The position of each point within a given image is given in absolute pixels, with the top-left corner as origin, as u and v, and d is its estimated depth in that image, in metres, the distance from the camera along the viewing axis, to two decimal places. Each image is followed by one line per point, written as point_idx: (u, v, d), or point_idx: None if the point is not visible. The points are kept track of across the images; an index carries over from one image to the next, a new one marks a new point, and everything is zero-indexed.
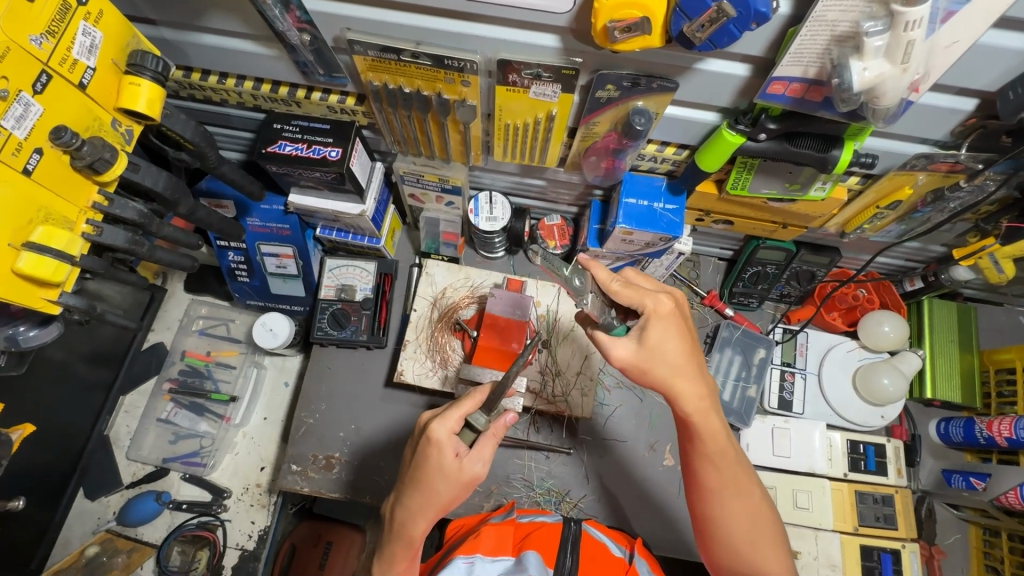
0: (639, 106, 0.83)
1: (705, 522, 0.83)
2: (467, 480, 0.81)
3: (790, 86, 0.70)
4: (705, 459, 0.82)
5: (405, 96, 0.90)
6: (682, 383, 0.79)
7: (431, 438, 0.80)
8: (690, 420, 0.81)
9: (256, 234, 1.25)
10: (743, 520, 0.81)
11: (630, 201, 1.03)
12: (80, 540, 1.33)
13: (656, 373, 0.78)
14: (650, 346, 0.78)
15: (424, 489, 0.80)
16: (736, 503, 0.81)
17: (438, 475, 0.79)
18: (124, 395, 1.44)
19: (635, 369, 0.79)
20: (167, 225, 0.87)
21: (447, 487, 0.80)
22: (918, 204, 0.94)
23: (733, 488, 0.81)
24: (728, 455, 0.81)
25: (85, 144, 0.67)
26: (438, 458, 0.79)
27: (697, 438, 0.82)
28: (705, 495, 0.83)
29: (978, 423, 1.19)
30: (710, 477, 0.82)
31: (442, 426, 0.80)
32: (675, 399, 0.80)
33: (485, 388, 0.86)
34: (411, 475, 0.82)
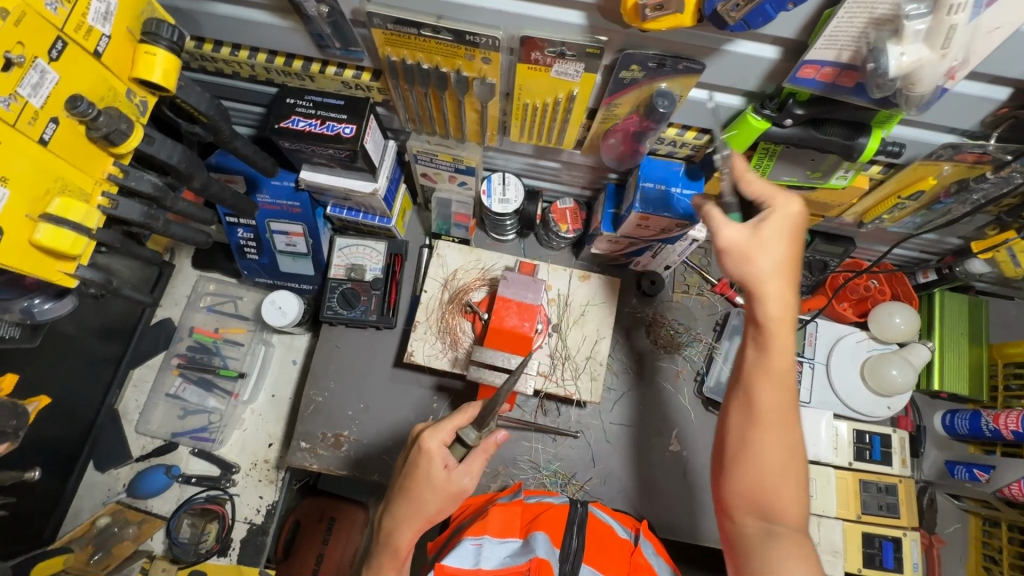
0: (663, 88, 0.81)
1: (734, 444, 0.78)
2: (455, 494, 0.83)
3: (821, 70, 0.69)
4: (764, 378, 0.78)
5: (423, 73, 0.88)
6: (771, 287, 0.77)
7: (423, 447, 0.83)
8: (765, 326, 0.78)
9: (266, 211, 1.24)
10: (778, 454, 0.75)
11: (647, 185, 1.01)
12: (91, 511, 1.35)
13: (755, 263, 0.77)
14: (761, 235, 0.77)
15: (413, 497, 0.82)
16: (779, 437, 0.76)
17: (427, 484, 0.82)
18: (132, 370, 1.45)
19: (737, 253, 0.78)
20: (180, 200, 0.86)
21: (437, 497, 0.82)
22: (940, 195, 0.92)
23: (779, 417, 0.76)
24: (781, 381, 0.77)
25: (101, 114, 0.66)
26: (428, 466, 0.82)
27: (765, 349, 0.78)
28: (749, 418, 0.77)
29: (984, 416, 1.20)
30: (763, 399, 0.77)
31: (435, 436, 0.84)
32: (759, 300, 0.78)
33: (474, 406, 0.88)
34: (401, 485, 0.84)
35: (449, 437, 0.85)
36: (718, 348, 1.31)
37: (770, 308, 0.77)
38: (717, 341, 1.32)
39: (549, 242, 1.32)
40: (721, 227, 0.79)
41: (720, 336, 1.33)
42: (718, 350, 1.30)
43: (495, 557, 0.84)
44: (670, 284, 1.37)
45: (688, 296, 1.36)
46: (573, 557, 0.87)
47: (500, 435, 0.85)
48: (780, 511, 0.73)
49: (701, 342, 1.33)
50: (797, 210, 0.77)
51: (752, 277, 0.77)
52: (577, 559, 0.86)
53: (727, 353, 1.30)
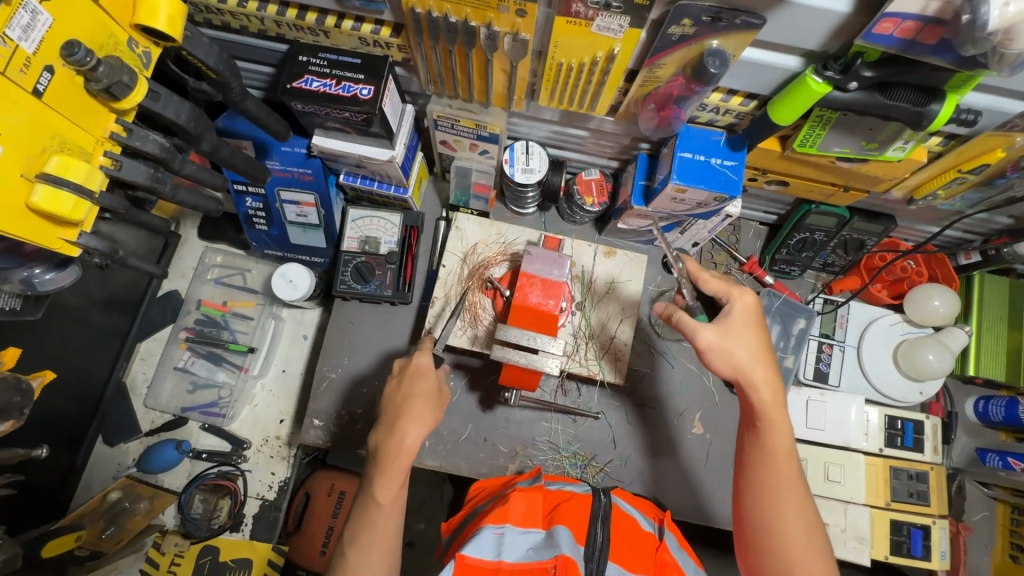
0: (714, 46, 0.74)
1: (757, 528, 0.83)
2: (443, 401, 0.94)
3: (901, 25, 0.61)
4: (768, 458, 0.84)
5: (449, 27, 0.81)
6: (760, 371, 0.84)
7: (418, 364, 0.93)
8: (759, 411, 0.85)
9: (276, 179, 1.18)
10: (800, 526, 0.81)
11: (685, 155, 0.95)
12: (101, 485, 1.33)
13: (738, 356, 0.83)
14: (731, 330, 0.84)
15: (416, 408, 0.89)
16: (796, 512, 0.81)
17: (423, 398, 0.90)
18: (139, 343, 1.41)
19: (719, 352, 0.84)
20: (188, 163, 0.80)
21: (434, 406, 0.91)
22: (1006, 169, 0.86)
23: (792, 492, 0.82)
24: (781, 460, 0.84)
25: (101, 64, 0.59)
26: (424, 379, 0.92)
27: (762, 431, 0.85)
28: (764, 499, 0.83)
29: (1022, 404, 1.16)
30: (771, 479, 0.83)
31: (426, 353, 0.95)
32: (747, 387, 0.84)
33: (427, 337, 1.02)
34: (398, 405, 0.91)
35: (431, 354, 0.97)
36: None
37: (759, 390, 0.84)
38: None
39: (572, 216, 1.26)
40: (695, 331, 0.85)
41: None
42: None
43: (517, 550, 0.81)
44: (697, 262, 1.31)
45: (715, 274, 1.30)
46: (598, 554, 0.83)
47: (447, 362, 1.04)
48: None
49: None
50: (753, 302, 0.86)
51: (738, 368, 0.84)
52: (602, 554, 0.83)
53: None
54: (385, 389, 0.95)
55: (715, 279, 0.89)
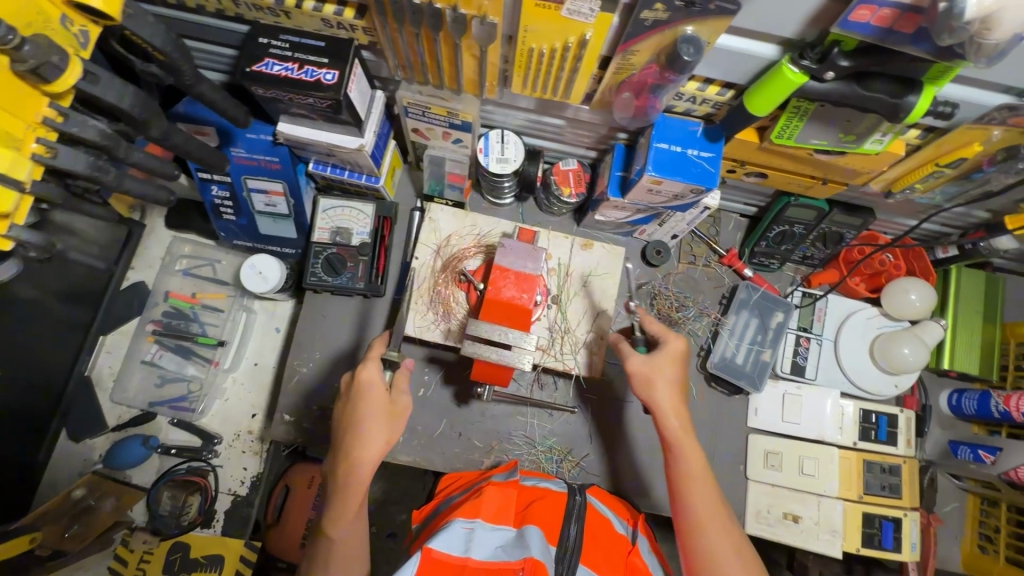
0: (689, 33, 0.71)
1: (696, 565, 0.81)
2: (402, 411, 0.89)
3: (878, 13, 0.59)
4: (691, 487, 0.86)
5: (414, 9, 0.77)
6: (675, 407, 0.90)
7: (362, 381, 0.86)
8: (673, 443, 0.89)
9: (242, 167, 1.13)
10: (732, 553, 0.81)
11: (661, 146, 0.92)
12: (67, 482, 1.29)
13: (657, 386, 0.91)
14: (656, 361, 0.92)
15: (365, 427, 0.85)
16: (725, 539, 0.82)
17: (374, 415, 0.85)
18: (104, 336, 1.36)
19: (642, 380, 0.91)
20: (137, 151, 0.75)
21: (387, 421, 0.86)
22: (983, 163, 0.85)
23: (716, 518, 0.84)
24: (699, 486, 0.86)
25: (28, 43, 0.54)
26: (370, 395, 0.86)
27: (679, 460, 0.89)
28: (693, 529, 0.83)
29: (994, 397, 1.16)
30: (696, 509, 0.84)
31: (371, 367, 0.87)
32: (659, 419, 0.90)
33: (385, 336, 0.94)
34: (347, 424, 0.86)
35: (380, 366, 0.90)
36: (724, 323, 1.23)
37: (673, 421, 0.90)
38: (723, 316, 1.25)
39: (550, 207, 1.23)
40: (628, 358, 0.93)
41: (726, 309, 1.25)
42: (725, 324, 1.23)
43: (486, 546, 0.79)
44: (676, 255, 1.29)
45: (694, 267, 1.29)
46: (569, 554, 0.81)
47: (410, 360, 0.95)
48: None
49: (706, 317, 1.26)
50: (683, 347, 0.94)
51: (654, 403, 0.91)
52: (574, 557, 0.81)
53: (733, 328, 1.23)
54: (337, 403, 0.90)
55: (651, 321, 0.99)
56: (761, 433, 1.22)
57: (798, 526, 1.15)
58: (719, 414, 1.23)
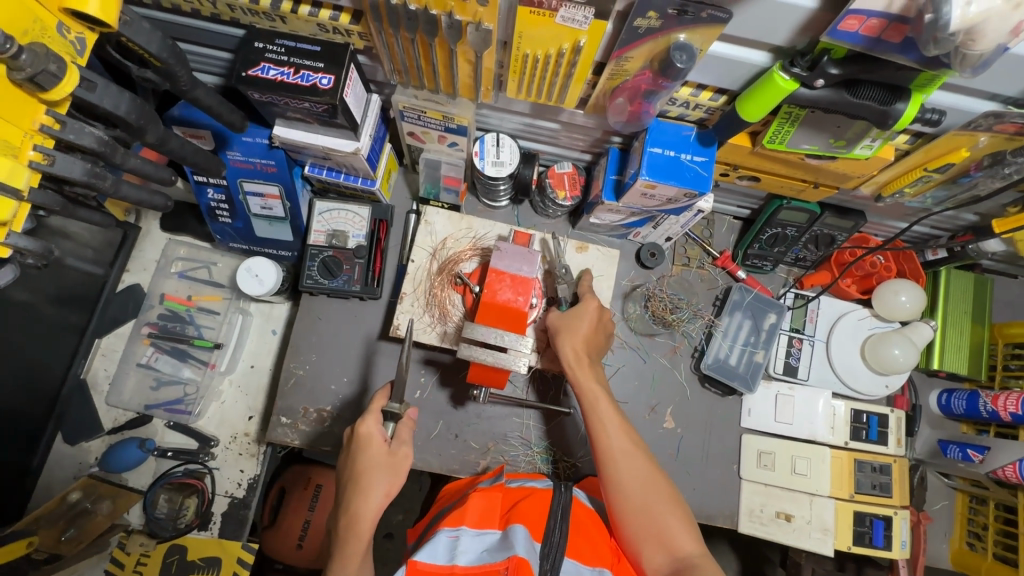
0: (681, 40, 0.72)
1: (613, 494, 0.91)
2: (403, 464, 0.87)
3: (866, 22, 0.60)
4: (598, 423, 0.95)
5: (409, 16, 0.78)
6: (577, 354, 0.98)
7: (361, 434, 0.86)
8: (579, 388, 0.98)
9: (237, 170, 1.13)
10: (637, 482, 0.91)
11: (655, 150, 0.93)
12: (62, 484, 1.29)
13: (563, 337, 0.99)
14: (567, 318, 1.00)
15: (364, 483, 0.84)
16: (633, 468, 0.91)
17: (374, 469, 0.84)
18: (100, 338, 1.36)
19: (552, 330, 1.00)
20: (133, 156, 0.76)
21: (387, 475, 0.85)
22: (970, 168, 0.86)
23: (623, 450, 0.93)
24: (605, 421, 0.95)
25: (25, 52, 0.55)
26: (370, 449, 0.85)
27: (585, 402, 0.97)
28: (604, 462, 0.93)
29: (982, 397, 1.18)
30: (602, 443, 0.94)
31: (369, 421, 0.87)
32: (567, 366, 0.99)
33: (386, 387, 0.93)
34: (348, 479, 0.85)
35: (380, 418, 0.89)
36: (718, 324, 1.24)
37: (578, 366, 0.98)
38: (717, 317, 1.26)
39: (545, 210, 1.24)
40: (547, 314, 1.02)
41: (719, 311, 1.27)
42: (719, 326, 1.24)
43: (471, 552, 0.79)
44: (670, 257, 1.31)
45: (688, 269, 1.30)
46: (553, 551, 0.81)
47: (411, 410, 0.95)
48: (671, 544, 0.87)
49: (700, 319, 1.27)
50: (597, 307, 1.02)
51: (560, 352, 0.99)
52: (557, 550, 0.81)
53: (726, 330, 1.24)
54: (339, 462, 0.90)
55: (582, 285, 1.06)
56: (755, 433, 1.23)
57: (791, 525, 1.16)
58: (713, 415, 1.24)
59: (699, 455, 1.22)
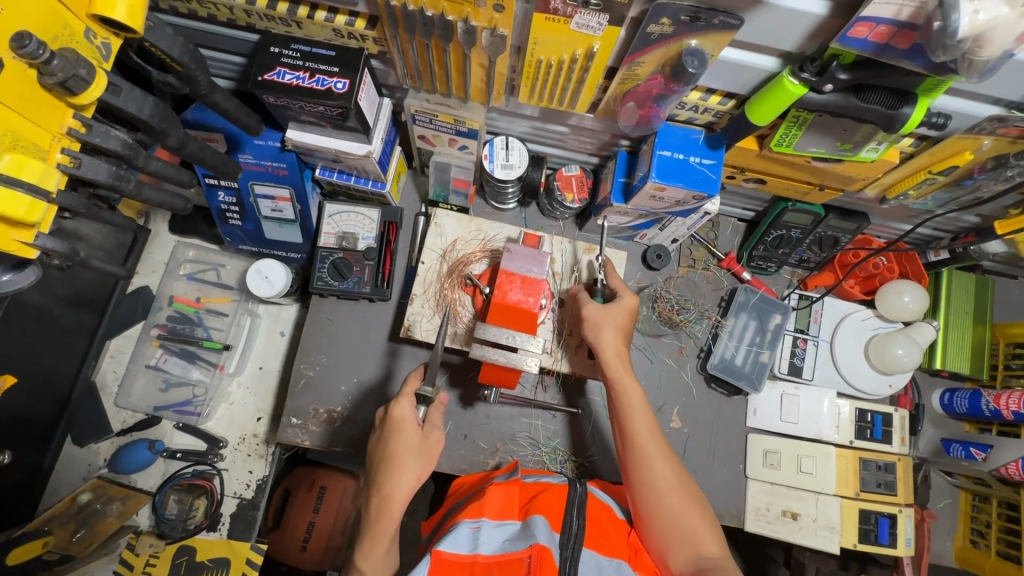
0: (693, 46, 0.74)
1: (644, 492, 0.92)
2: (434, 448, 0.91)
3: (875, 29, 0.62)
4: (633, 421, 0.97)
5: (426, 21, 0.79)
6: (616, 350, 1.01)
7: (395, 417, 0.91)
8: (617, 385, 0.99)
9: (249, 173, 1.14)
10: (671, 478, 0.92)
11: (664, 153, 0.95)
12: (71, 486, 1.29)
13: (604, 332, 1.01)
14: (607, 311, 1.03)
15: (397, 465, 0.87)
16: (666, 469, 0.93)
17: (408, 451, 0.88)
18: (109, 340, 1.36)
19: (592, 325, 1.02)
20: (153, 159, 0.77)
21: (418, 458, 0.89)
22: (973, 171, 0.88)
23: (657, 450, 0.94)
24: (641, 420, 0.97)
25: (56, 57, 0.56)
26: (403, 432, 0.90)
27: (621, 399, 0.99)
28: (637, 460, 0.94)
29: (984, 396, 1.20)
30: (636, 441, 0.95)
31: (403, 404, 0.92)
32: (605, 363, 1.01)
33: (419, 370, 0.98)
34: (381, 460, 0.89)
35: (413, 402, 0.93)
36: (724, 325, 1.26)
37: (616, 364, 1.00)
38: (723, 318, 1.27)
39: (553, 212, 1.25)
40: (585, 305, 1.04)
41: (725, 312, 1.28)
42: (725, 326, 1.26)
43: (493, 542, 0.81)
44: (676, 258, 1.32)
45: (693, 270, 1.31)
46: (572, 541, 0.83)
47: (442, 395, 0.99)
48: (701, 540, 0.88)
49: (706, 319, 1.28)
50: (634, 303, 1.05)
51: (599, 348, 1.01)
52: (577, 540, 0.83)
53: (732, 330, 1.26)
54: (371, 442, 0.94)
55: (612, 278, 1.09)
56: (762, 432, 1.24)
57: (797, 523, 1.18)
58: (719, 414, 1.26)
59: (706, 454, 1.23)
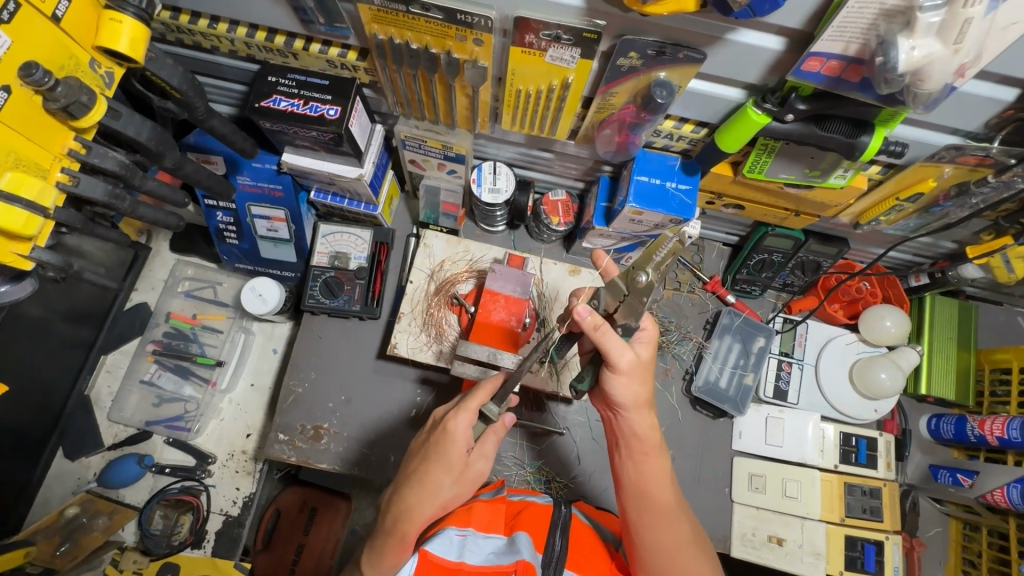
0: (662, 78, 0.78)
1: (654, 553, 0.82)
2: (472, 478, 0.84)
3: (827, 64, 0.65)
4: (656, 479, 0.82)
5: (411, 53, 0.84)
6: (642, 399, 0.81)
7: (447, 429, 0.82)
8: (640, 439, 0.83)
9: (246, 195, 1.19)
10: (689, 540, 0.83)
11: (641, 178, 0.99)
12: (60, 501, 1.30)
13: (638, 387, 0.79)
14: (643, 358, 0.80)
15: (430, 482, 0.81)
16: (683, 528, 0.83)
17: (444, 468, 0.81)
18: (105, 355, 1.40)
19: (629, 379, 0.78)
20: (150, 179, 0.82)
21: (452, 482, 0.82)
22: (939, 198, 0.91)
23: (676, 507, 0.84)
24: (667, 481, 0.83)
25: (60, 84, 0.62)
26: (450, 449, 0.81)
27: (642, 456, 0.83)
28: (657, 518, 0.82)
29: (970, 421, 1.20)
30: (660, 499, 0.82)
31: (461, 419, 0.82)
32: (632, 416, 0.81)
33: (498, 378, 0.86)
34: (417, 469, 0.83)
35: (472, 417, 0.83)
36: (708, 347, 1.27)
37: (642, 416, 0.82)
38: (707, 340, 1.29)
39: (540, 235, 1.28)
40: (619, 352, 0.76)
41: (710, 334, 1.30)
42: (709, 349, 1.27)
43: (478, 553, 0.81)
44: (662, 281, 1.34)
45: (678, 293, 1.34)
46: (555, 562, 0.82)
47: (508, 417, 0.86)
48: None
49: (690, 341, 1.30)
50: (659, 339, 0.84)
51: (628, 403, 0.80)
52: (559, 562, 0.82)
53: (716, 352, 1.27)
54: (416, 440, 0.90)
55: (647, 313, 0.83)
56: (746, 456, 1.25)
57: (783, 549, 1.17)
58: (703, 438, 1.26)
59: (691, 477, 1.23)
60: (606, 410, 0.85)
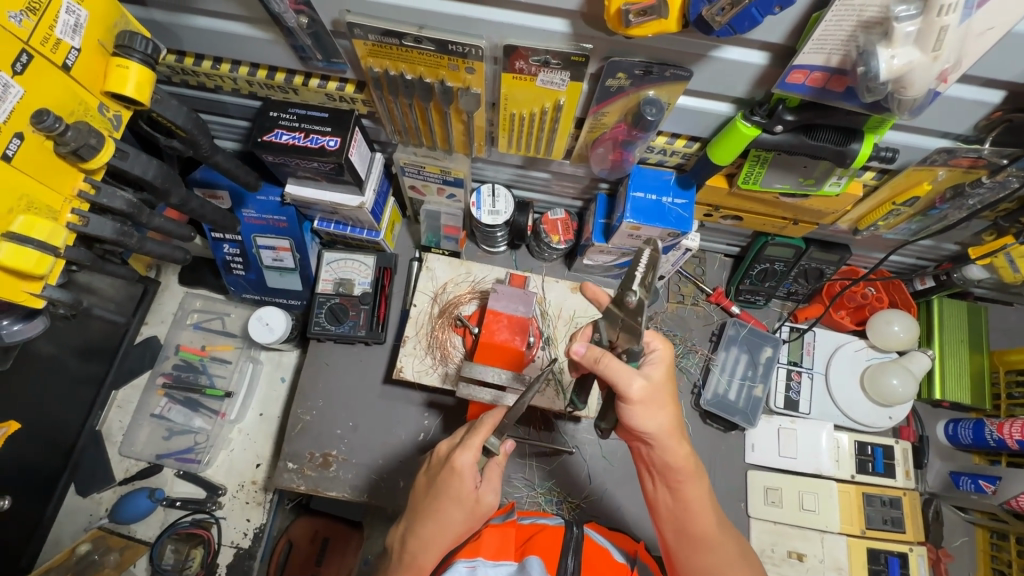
0: (651, 96, 0.80)
1: None
2: (483, 513, 0.82)
3: (810, 75, 0.67)
4: (694, 504, 0.81)
5: (406, 84, 0.87)
6: (661, 417, 0.78)
7: (454, 464, 0.81)
8: (671, 467, 0.81)
9: (252, 226, 1.22)
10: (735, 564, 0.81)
11: (637, 194, 1.00)
12: (71, 538, 1.31)
13: (656, 414, 0.78)
14: (657, 383, 0.78)
15: (441, 518, 0.81)
16: (728, 550, 0.81)
17: (454, 503, 0.81)
18: (116, 390, 1.41)
19: (642, 406, 0.76)
20: (158, 216, 0.85)
21: (463, 518, 0.81)
22: (935, 201, 0.92)
23: (718, 532, 0.81)
24: (704, 508, 0.81)
25: (69, 129, 0.65)
26: (459, 486, 0.81)
27: (676, 485, 0.82)
28: (695, 544, 0.81)
29: (988, 425, 1.18)
30: (699, 527, 0.81)
31: (467, 454, 0.81)
32: (661, 447, 0.80)
33: (499, 412, 0.85)
34: (428, 504, 0.83)
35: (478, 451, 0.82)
36: (715, 359, 1.26)
37: (669, 436, 0.79)
38: (713, 353, 1.28)
39: (541, 253, 1.29)
40: (628, 380, 0.75)
41: (716, 346, 1.29)
42: (715, 361, 1.26)
43: None
44: (664, 295, 1.35)
45: (683, 306, 1.34)
46: None
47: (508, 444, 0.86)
48: None
49: (696, 354, 1.29)
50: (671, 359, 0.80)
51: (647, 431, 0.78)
52: None
53: (723, 364, 1.26)
54: (424, 474, 0.89)
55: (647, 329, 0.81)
56: (760, 469, 1.22)
57: (804, 565, 1.14)
58: (716, 451, 1.24)
59: None
60: (637, 442, 0.83)
